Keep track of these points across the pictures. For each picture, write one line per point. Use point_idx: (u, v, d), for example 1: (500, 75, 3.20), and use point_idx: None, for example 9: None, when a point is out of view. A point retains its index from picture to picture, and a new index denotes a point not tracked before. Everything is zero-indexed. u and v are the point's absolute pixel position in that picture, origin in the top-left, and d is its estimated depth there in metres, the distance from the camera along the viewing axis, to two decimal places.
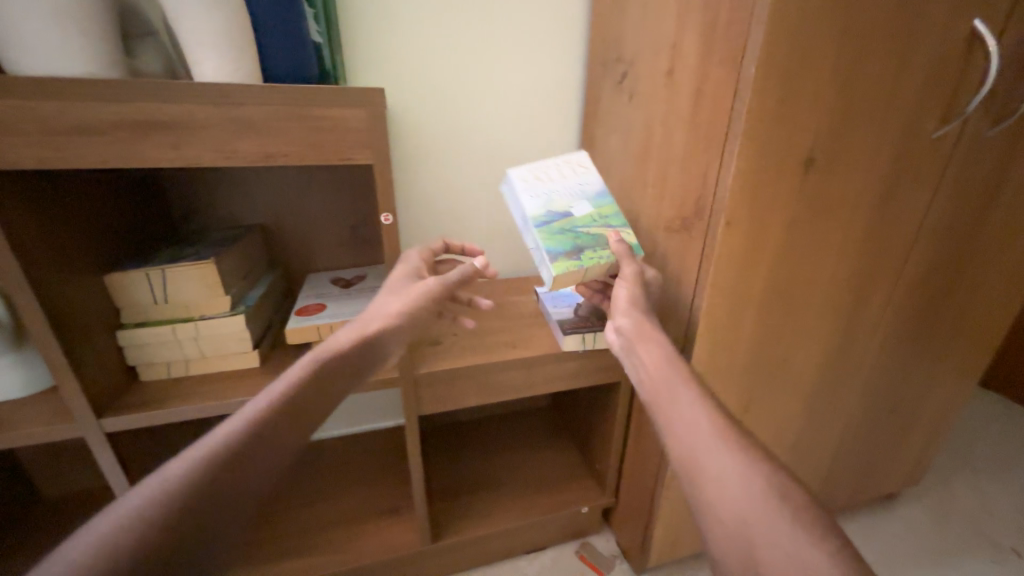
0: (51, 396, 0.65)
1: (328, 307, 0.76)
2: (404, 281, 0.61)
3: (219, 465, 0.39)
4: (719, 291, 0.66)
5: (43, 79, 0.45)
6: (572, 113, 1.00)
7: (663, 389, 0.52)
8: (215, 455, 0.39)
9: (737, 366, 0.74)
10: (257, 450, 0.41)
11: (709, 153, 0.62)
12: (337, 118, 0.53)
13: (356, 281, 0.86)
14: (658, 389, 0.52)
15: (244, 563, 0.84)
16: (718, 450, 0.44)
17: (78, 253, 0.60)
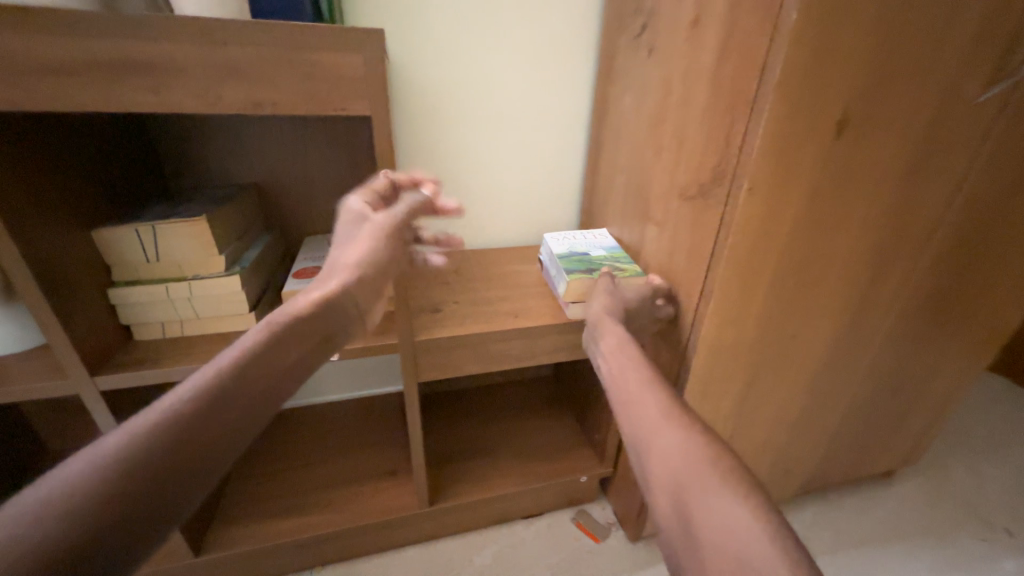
0: (45, 353, 0.64)
1: None
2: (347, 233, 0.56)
3: (175, 433, 0.35)
4: (734, 263, 0.63)
5: (5, 9, 0.41)
6: (584, 71, 0.94)
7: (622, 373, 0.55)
8: (167, 423, 0.35)
9: (746, 342, 0.72)
10: (218, 419, 0.37)
11: (733, 114, 0.57)
12: (331, 63, 0.49)
13: None
14: (617, 379, 0.55)
15: (246, 520, 0.86)
16: (670, 425, 0.45)
17: (63, 206, 0.57)
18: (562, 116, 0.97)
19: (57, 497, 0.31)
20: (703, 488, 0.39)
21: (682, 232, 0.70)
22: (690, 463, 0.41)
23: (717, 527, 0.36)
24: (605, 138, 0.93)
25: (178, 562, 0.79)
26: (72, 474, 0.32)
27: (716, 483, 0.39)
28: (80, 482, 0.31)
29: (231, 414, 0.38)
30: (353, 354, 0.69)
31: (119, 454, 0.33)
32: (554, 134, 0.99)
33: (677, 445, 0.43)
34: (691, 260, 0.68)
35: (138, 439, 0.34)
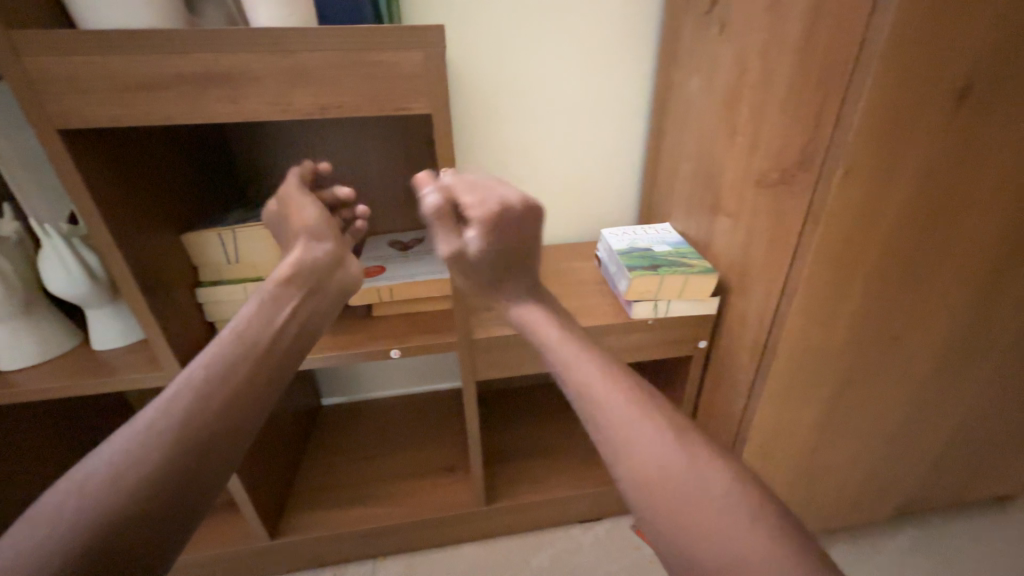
0: (144, 347, 0.71)
1: (388, 269, 0.77)
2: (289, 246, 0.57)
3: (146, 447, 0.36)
4: (823, 256, 0.56)
5: (109, 33, 0.44)
6: (645, 56, 0.89)
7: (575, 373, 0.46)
8: (165, 420, 0.37)
9: (835, 345, 0.64)
10: (187, 421, 0.38)
11: (827, 87, 0.51)
12: (393, 62, 0.49)
13: (413, 244, 0.85)
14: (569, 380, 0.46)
15: (314, 507, 0.90)
16: (654, 443, 0.40)
17: (158, 213, 0.63)
18: (621, 104, 0.93)
19: (71, 505, 0.33)
20: (682, 491, 0.37)
21: (760, 224, 0.63)
22: (689, 488, 0.37)
23: (709, 532, 0.35)
24: (668, 126, 0.87)
25: (255, 544, 0.85)
26: (78, 483, 0.34)
27: (697, 482, 0.37)
28: (90, 486, 0.34)
29: (204, 411, 0.39)
30: (413, 352, 0.70)
31: (124, 453, 0.35)
32: (612, 124, 0.94)
33: (645, 443, 0.40)
34: (772, 253, 0.62)
35: (133, 440, 0.36)
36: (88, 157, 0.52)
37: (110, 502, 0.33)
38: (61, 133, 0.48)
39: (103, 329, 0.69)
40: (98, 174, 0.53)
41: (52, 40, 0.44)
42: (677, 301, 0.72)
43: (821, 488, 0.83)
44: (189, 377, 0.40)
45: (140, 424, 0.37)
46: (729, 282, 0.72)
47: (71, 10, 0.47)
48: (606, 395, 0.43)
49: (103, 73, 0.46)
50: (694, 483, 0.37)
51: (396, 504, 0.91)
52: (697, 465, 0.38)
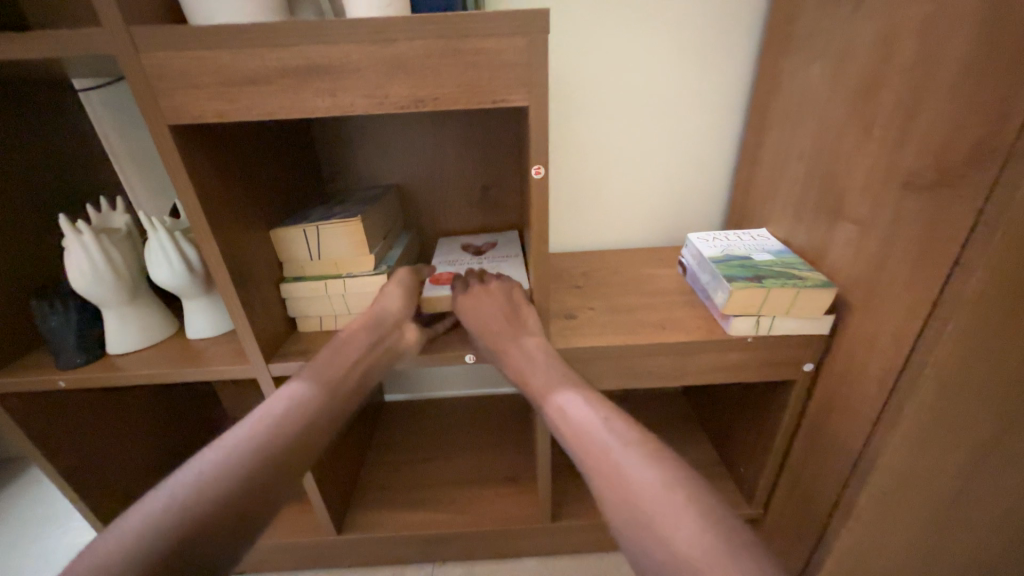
0: (231, 338, 0.73)
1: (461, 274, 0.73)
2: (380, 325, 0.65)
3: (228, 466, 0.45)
4: (998, 273, 0.46)
5: (220, 29, 0.45)
6: (748, 42, 0.80)
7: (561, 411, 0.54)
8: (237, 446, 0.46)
9: (997, 381, 0.53)
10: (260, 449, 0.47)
11: (1019, 67, 0.41)
12: (494, 49, 0.46)
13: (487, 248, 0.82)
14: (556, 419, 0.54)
15: (376, 505, 0.90)
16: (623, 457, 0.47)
17: (251, 208, 0.64)
18: (716, 97, 0.84)
19: (150, 524, 0.39)
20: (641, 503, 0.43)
21: (903, 233, 0.54)
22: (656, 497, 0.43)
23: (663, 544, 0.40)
24: (773, 120, 0.78)
25: (321, 537, 0.86)
26: (158, 501, 0.41)
27: (648, 495, 0.43)
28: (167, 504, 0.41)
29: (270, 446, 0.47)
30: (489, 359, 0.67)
31: (198, 478, 0.43)
32: (704, 119, 0.86)
33: (610, 464, 0.47)
34: (918, 267, 0.52)
35: (210, 464, 0.44)
36: (195, 151, 0.54)
37: (185, 523, 0.40)
38: (172, 128, 0.50)
39: (196, 318, 0.72)
40: (202, 168, 0.55)
41: (170, 36, 0.45)
42: (785, 317, 0.63)
43: (954, 547, 0.70)
44: (262, 412, 0.50)
45: (211, 454, 0.46)
46: (852, 298, 0.62)
47: (185, 8, 0.48)
48: (574, 416, 0.52)
49: (215, 69, 0.46)
50: (641, 487, 0.44)
51: (457, 511, 0.89)
52: (641, 470, 0.45)
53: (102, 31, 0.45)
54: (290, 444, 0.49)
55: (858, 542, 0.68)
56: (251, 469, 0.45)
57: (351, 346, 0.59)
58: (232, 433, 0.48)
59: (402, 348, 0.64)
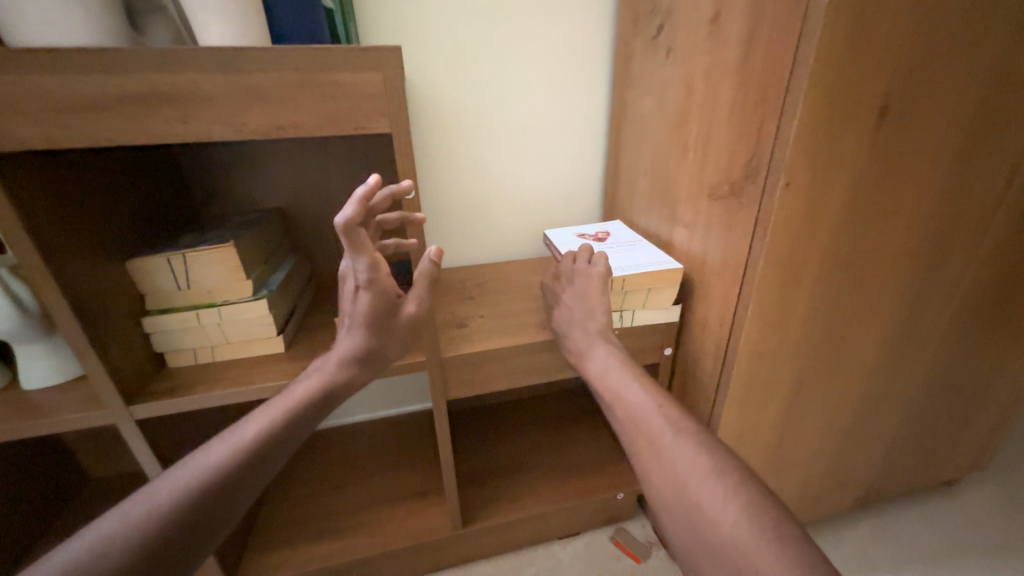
0: (84, 383, 0.65)
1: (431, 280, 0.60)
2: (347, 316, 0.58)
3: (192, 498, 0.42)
4: (774, 262, 0.59)
5: (44, 55, 0.42)
6: (600, 77, 0.93)
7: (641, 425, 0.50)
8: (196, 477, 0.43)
9: (791, 346, 0.68)
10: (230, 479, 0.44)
11: (763, 108, 0.55)
12: (352, 82, 0.49)
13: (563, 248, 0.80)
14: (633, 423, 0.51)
15: (277, 546, 0.85)
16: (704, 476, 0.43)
17: (98, 239, 0.59)
18: (579, 124, 0.96)
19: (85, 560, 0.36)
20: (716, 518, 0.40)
21: (714, 234, 0.67)
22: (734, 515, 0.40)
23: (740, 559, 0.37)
24: (624, 143, 0.91)
25: None
26: (111, 528, 0.38)
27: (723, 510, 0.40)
28: (92, 556, 0.37)
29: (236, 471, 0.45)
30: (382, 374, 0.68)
31: (155, 506, 0.40)
32: (572, 143, 0.97)
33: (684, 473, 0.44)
34: (727, 261, 0.65)
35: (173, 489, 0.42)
36: (20, 180, 0.49)
37: (132, 553, 0.37)
38: None
39: (34, 366, 0.63)
40: (29, 199, 0.50)
41: None
42: (642, 310, 0.74)
43: (789, 485, 0.86)
44: (235, 436, 0.48)
45: (163, 484, 0.42)
46: (689, 289, 0.74)
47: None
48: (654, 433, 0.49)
49: (36, 94, 0.43)
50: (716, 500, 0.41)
51: (368, 534, 0.87)
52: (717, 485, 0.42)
53: None
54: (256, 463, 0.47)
55: None
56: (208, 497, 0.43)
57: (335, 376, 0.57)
58: (199, 456, 0.46)
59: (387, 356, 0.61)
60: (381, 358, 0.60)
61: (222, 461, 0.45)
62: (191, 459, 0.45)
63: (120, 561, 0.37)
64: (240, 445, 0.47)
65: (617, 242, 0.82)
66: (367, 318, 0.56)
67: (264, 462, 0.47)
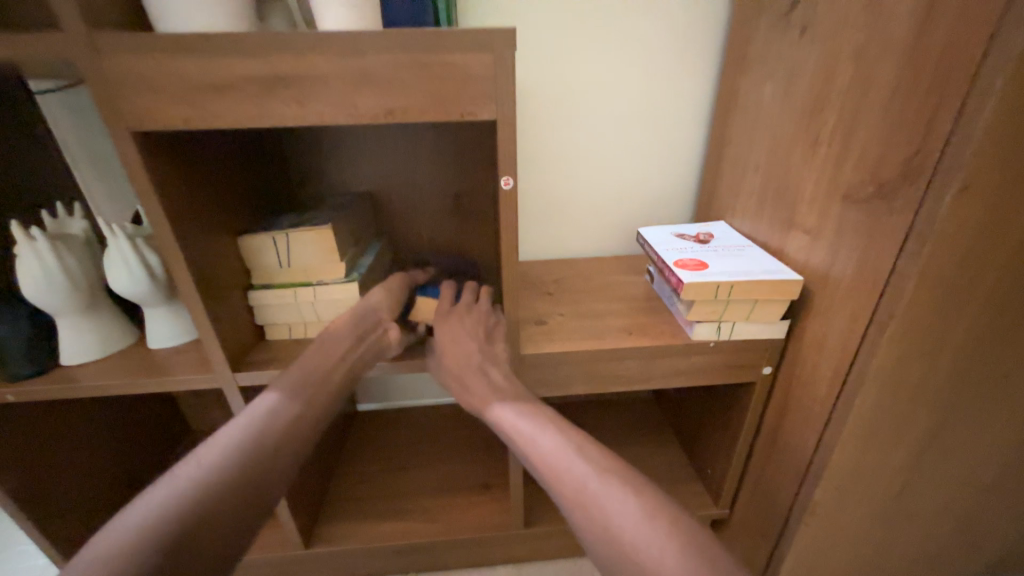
0: (196, 347, 0.71)
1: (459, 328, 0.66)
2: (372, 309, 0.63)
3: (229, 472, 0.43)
4: (929, 281, 0.50)
5: (187, 39, 0.45)
6: (708, 62, 0.84)
7: (596, 498, 0.45)
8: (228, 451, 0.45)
9: (932, 381, 0.57)
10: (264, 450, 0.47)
11: (936, 95, 0.45)
12: (464, 65, 0.47)
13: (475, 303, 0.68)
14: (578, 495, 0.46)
15: (347, 518, 0.89)
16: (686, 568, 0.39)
17: (217, 215, 0.63)
18: (679, 115, 0.89)
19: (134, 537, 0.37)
20: None
21: (845, 242, 0.58)
22: None
23: None
24: (731, 136, 0.82)
25: (291, 552, 0.84)
26: (150, 506, 0.40)
27: None
28: (126, 549, 0.36)
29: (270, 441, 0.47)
30: None
31: (190, 482, 0.42)
32: (669, 134, 0.90)
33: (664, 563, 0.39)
34: (860, 275, 0.56)
35: (203, 463, 0.43)
36: (160, 158, 0.53)
37: (180, 527, 0.39)
38: (134, 133, 0.49)
39: (158, 327, 0.70)
40: (165, 175, 0.54)
41: (133, 42, 0.45)
42: (744, 323, 0.66)
43: (903, 539, 0.74)
44: (253, 413, 0.49)
45: (192, 464, 0.43)
46: (804, 304, 0.66)
47: (149, 13, 0.48)
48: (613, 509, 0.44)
49: (178, 75, 0.46)
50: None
51: (431, 520, 0.88)
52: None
53: (62, 37, 0.44)
54: (283, 438, 0.48)
55: (816, 537, 0.72)
56: (242, 467, 0.44)
57: (363, 305, 0.62)
58: (223, 434, 0.47)
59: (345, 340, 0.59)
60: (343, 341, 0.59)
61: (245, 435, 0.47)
62: (215, 439, 0.46)
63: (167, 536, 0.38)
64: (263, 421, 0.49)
65: (718, 246, 0.75)
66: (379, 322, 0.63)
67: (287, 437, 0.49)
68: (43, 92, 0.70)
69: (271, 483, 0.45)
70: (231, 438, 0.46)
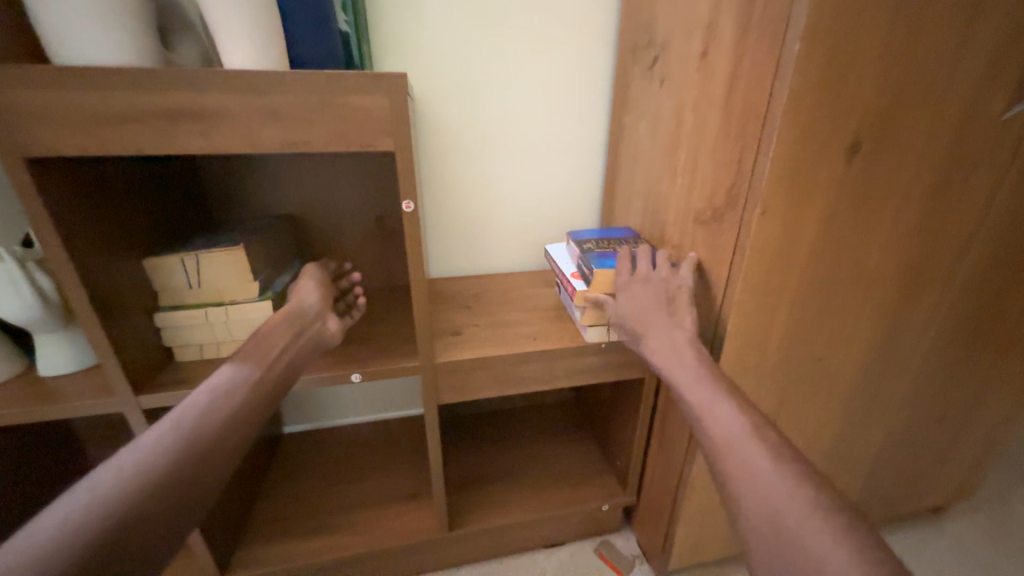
0: (96, 373, 0.69)
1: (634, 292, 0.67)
2: (302, 306, 0.63)
3: (185, 446, 0.41)
4: (752, 285, 0.63)
5: (85, 74, 0.47)
6: (599, 100, 0.97)
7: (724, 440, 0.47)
8: (179, 429, 0.42)
9: (770, 365, 0.70)
10: (217, 424, 0.44)
11: (744, 139, 0.58)
12: (363, 105, 0.54)
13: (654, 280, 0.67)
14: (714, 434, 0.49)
15: (269, 541, 0.87)
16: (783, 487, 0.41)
17: (119, 238, 0.63)
18: (579, 145, 1.00)
19: (74, 521, 0.34)
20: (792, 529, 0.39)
21: (698, 255, 0.70)
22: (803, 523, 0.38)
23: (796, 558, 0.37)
24: (620, 164, 0.95)
25: None
26: (95, 488, 0.36)
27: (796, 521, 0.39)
28: (72, 532, 0.33)
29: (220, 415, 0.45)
30: (376, 376, 0.71)
31: (138, 461, 0.39)
32: (572, 161, 1.01)
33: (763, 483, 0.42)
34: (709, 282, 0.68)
35: (152, 442, 0.41)
36: (56, 183, 0.53)
37: (129, 503, 0.36)
38: (27, 160, 0.49)
39: (51, 354, 0.67)
40: (61, 200, 0.54)
41: (26, 74, 0.46)
42: None
43: None
44: (207, 388, 0.47)
45: (144, 445, 0.40)
46: None
47: (46, 44, 0.50)
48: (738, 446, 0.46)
49: (75, 107, 0.48)
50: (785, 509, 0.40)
51: (358, 533, 0.89)
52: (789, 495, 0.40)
53: None
54: (232, 412, 0.46)
55: (700, 509, 0.83)
56: (192, 442, 0.42)
57: (297, 304, 0.63)
58: (174, 415, 0.43)
59: (286, 334, 0.58)
60: (277, 334, 0.57)
61: (197, 413, 0.44)
62: (167, 419, 0.43)
63: (116, 514, 0.35)
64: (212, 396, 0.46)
65: None
66: (314, 315, 0.63)
67: (237, 412, 0.47)
68: None
69: (217, 454, 0.43)
70: (180, 418, 0.43)
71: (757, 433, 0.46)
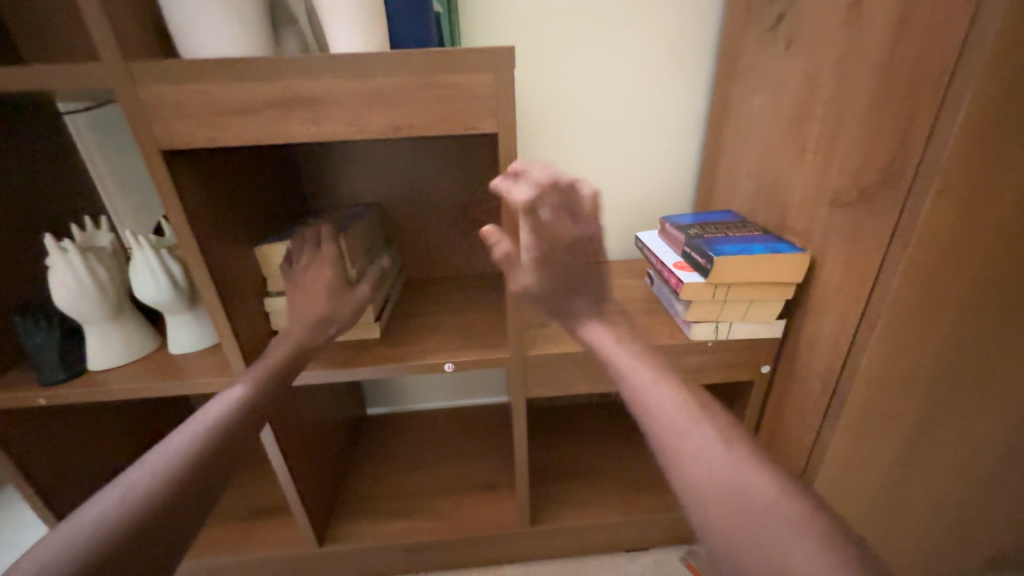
0: (215, 352, 0.75)
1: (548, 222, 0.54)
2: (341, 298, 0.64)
3: (206, 446, 0.43)
4: (914, 280, 0.52)
5: (210, 66, 0.49)
6: (702, 70, 0.87)
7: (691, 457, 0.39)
8: (198, 431, 0.44)
9: (922, 375, 0.59)
10: (232, 427, 0.47)
11: (914, 102, 0.48)
12: (467, 84, 0.51)
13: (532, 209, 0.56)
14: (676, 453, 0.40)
15: (357, 518, 0.91)
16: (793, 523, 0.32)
17: (235, 226, 0.67)
18: (676, 122, 0.91)
19: (103, 518, 0.35)
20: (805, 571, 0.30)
21: (834, 243, 0.60)
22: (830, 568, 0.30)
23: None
24: (724, 142, 0.85)
25: (303, 550, 0.86)
26: (126, 485, 0.38)
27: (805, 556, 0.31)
28: (99, 527, 0.34)
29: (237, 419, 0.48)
30: (466, 367, 0.70)
31: (164, 461, 0.40)
32: (666, 140, 0.93)
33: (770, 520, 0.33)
34: (849, 274, 0.58)
35: (178, 442, 0.43)
36: (185, 174, 0.57)
37: (150, 499, 0.37)
38: (163, 152, 0.53)
39: (180, 333, 0.74)
40: (189, 190, 0.57)
41: (160, 69, 0.48)
42: (740, 323, 0.69)
43: (902, 534, 0.75)
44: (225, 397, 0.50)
45: (169, 446, 0.42)
46: (796, 305, 0.68)
47: (176, 42, 0.52)
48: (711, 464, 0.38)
49: (202, 99, 0.50)
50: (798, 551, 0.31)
51: (438, 519, 0.90)
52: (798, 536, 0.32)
53: (97, 66, 0.48)
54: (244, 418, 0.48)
55: None
56: (212, 442, 0.44)
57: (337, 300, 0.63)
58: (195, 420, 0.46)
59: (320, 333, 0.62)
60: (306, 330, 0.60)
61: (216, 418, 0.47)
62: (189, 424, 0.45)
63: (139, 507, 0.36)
64: (233, 401, 0.49)
65: None
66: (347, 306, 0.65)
67: (250, 416, 0.49)
68: (72, 112, 0.75)
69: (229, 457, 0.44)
70: (200, 422, 0.46)
71: (705, 418, 0.41)
